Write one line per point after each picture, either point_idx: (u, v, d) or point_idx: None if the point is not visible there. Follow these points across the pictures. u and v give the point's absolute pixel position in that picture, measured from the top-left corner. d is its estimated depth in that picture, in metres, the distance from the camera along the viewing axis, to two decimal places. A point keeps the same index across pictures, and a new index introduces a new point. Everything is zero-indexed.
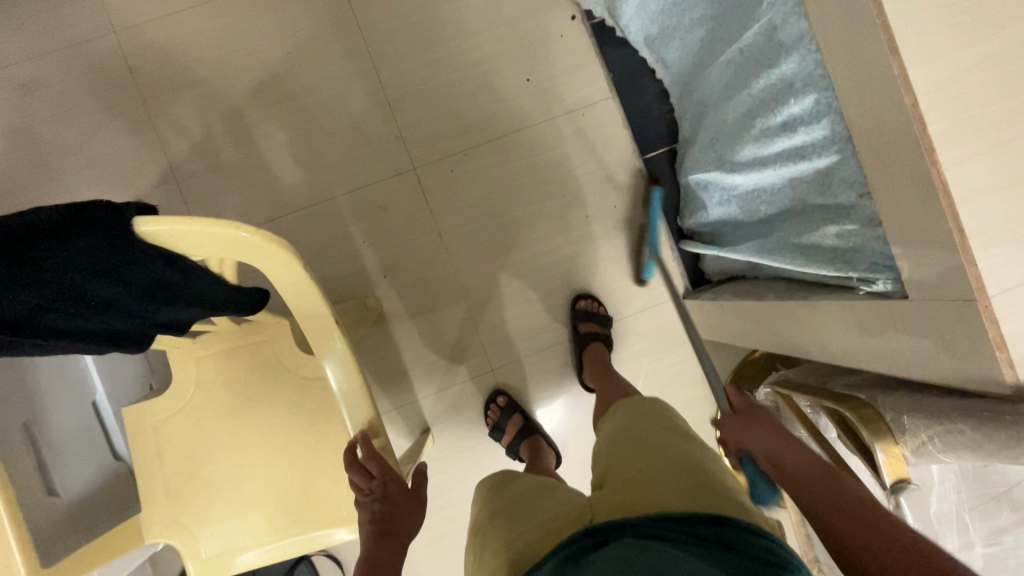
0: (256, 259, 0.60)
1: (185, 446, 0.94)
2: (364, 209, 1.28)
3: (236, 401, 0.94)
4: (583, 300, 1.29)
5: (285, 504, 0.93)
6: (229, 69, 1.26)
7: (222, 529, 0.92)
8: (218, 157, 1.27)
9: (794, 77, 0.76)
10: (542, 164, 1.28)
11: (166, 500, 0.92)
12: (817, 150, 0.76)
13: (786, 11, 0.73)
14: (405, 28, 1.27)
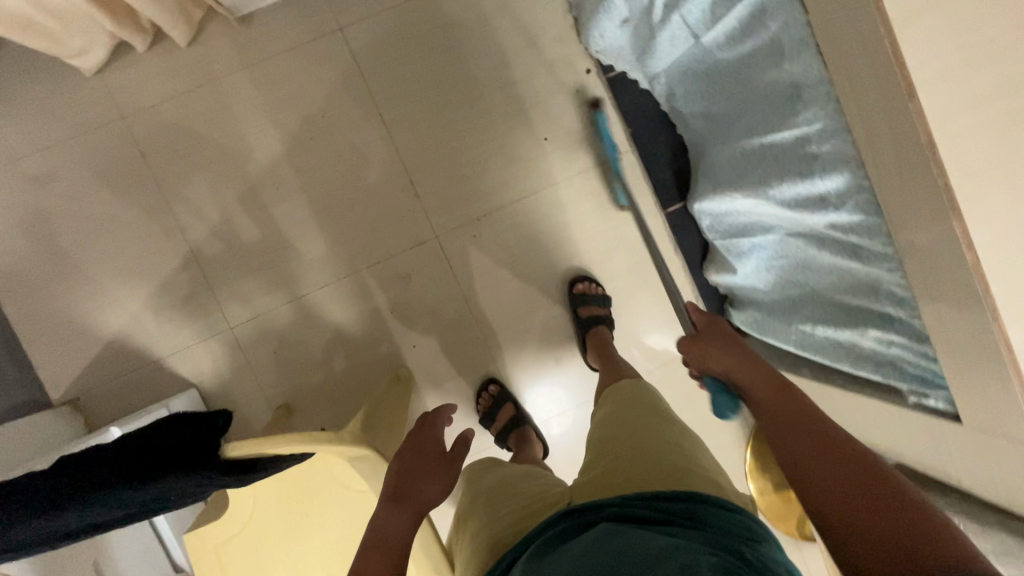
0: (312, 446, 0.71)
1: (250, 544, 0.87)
2: (388, 279, 1.27)
3: (301, 501, 0.87)
4: (581, 283, 1.29)
5: None
6: (244, 147, 1.23)
7: None
8: (238, 238, 1.23)
9: (829, 193, 0.76)
10: (563, 222, 1.30)
11: None
12: (862, 261, 0.77)
13: (827, 129, 0.73)
14: (420, 95, 1.26)
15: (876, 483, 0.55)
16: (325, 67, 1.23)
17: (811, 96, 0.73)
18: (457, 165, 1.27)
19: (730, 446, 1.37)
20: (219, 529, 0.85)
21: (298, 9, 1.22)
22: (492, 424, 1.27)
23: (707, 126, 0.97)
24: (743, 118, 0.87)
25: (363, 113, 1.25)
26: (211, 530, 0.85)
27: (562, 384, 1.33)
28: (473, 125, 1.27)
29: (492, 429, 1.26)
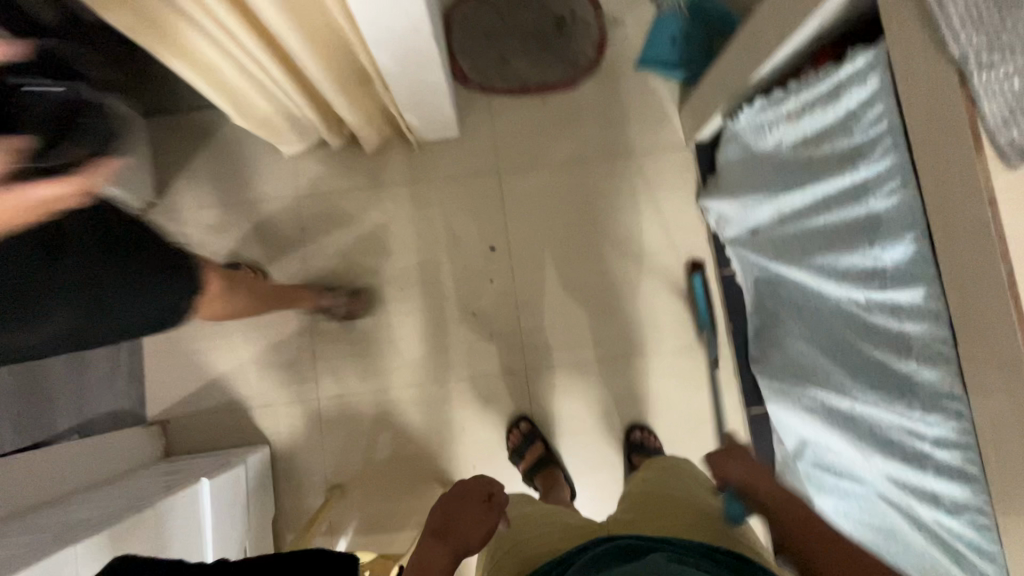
0: None
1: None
2: (469, 397, 1.34)
3: None
4: (638, 431, 1.31)
5: None
6: (385, 248, 1.38)
7: None
8: (352, 321, 1.36)
9: (935, 468, 0.74)
10: (645, 390, 1.34)
11: None
12: (961, 547, 0.73)
13: (931, 411, 0.73)
14: (549, 244, 1.39)
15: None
16: (475, 200, 1.40)
17: (921, 393, 0.75)
18: (565, 313, 1.37)
19: None
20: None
21: (467, 149, 1.41)
22: (520, 462, 1.28)
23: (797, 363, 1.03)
24: (849, 376, 0.90)
25: (494, 246, 1.38)
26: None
27: None
28: (588, 281, 1.38)
29: (520, 467, 1.27)
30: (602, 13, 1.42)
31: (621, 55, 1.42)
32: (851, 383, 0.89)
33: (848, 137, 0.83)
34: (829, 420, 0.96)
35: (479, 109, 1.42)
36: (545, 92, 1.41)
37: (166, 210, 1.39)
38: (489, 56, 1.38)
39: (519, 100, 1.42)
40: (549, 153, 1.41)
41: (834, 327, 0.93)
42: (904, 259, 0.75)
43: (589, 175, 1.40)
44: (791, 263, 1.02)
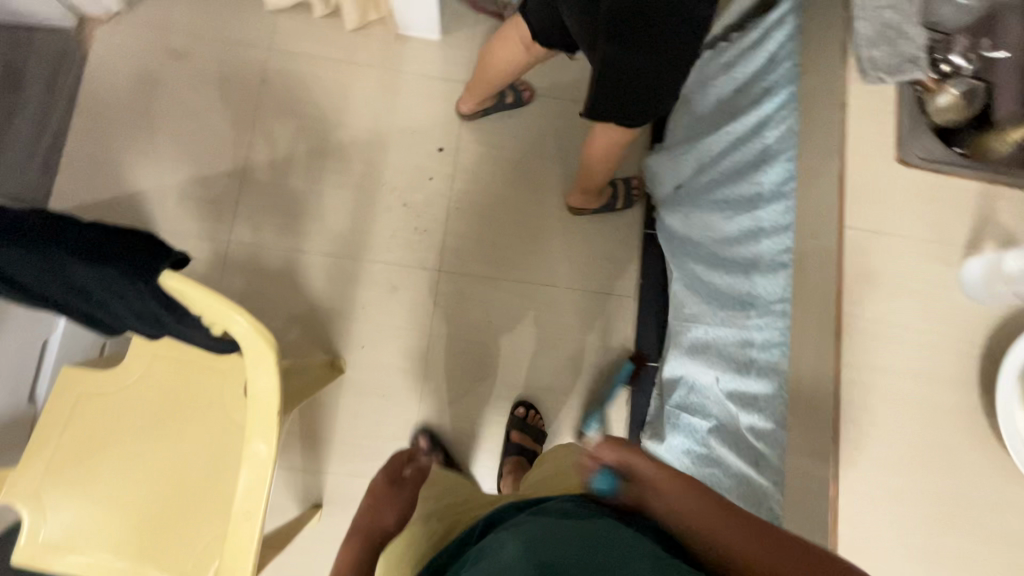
0: (202, 375, 0.88)
1: (95, 422, 0.85)
2: (378, 280, 1.36)
3: (184, 401, 0.87)
4: (523, 407, 1.32)
5: (138, 524, 0.82)
6: (337, 121, 1.40)
7: (73, 514, 0.82)
8: (286, 177, 1.37)
9: (753, 368, 0.81)
10: (546, 319, 1.39)
11: (47, 463, 0.83)
12: (753, 442, 0.80)
13: (764, 315, 0.80)
14: (495, 163, 1.44)
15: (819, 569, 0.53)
16: (438, 102, 1.44)
17: (761, 299, 0.82)
18: (492, 229, 1.41)
19: None
20: (96, 373, 0.87)
21: (444, 54, 1.46)
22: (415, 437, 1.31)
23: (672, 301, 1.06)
24: (705, 299, 0.95)
25: (441, 149, 1.42)
26: (76, 379, 0.87)
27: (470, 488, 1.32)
28: (522, 207, 1.43)
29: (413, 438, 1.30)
30: None
31: None
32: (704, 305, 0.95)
33: (767, 77, 0.91)
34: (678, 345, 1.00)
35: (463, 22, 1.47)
36: None
37: (134, 23, 1.39)
38: None
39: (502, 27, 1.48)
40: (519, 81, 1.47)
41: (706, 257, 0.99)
42: (779, 180, 0.84)
43: (550, 110, 1.47)
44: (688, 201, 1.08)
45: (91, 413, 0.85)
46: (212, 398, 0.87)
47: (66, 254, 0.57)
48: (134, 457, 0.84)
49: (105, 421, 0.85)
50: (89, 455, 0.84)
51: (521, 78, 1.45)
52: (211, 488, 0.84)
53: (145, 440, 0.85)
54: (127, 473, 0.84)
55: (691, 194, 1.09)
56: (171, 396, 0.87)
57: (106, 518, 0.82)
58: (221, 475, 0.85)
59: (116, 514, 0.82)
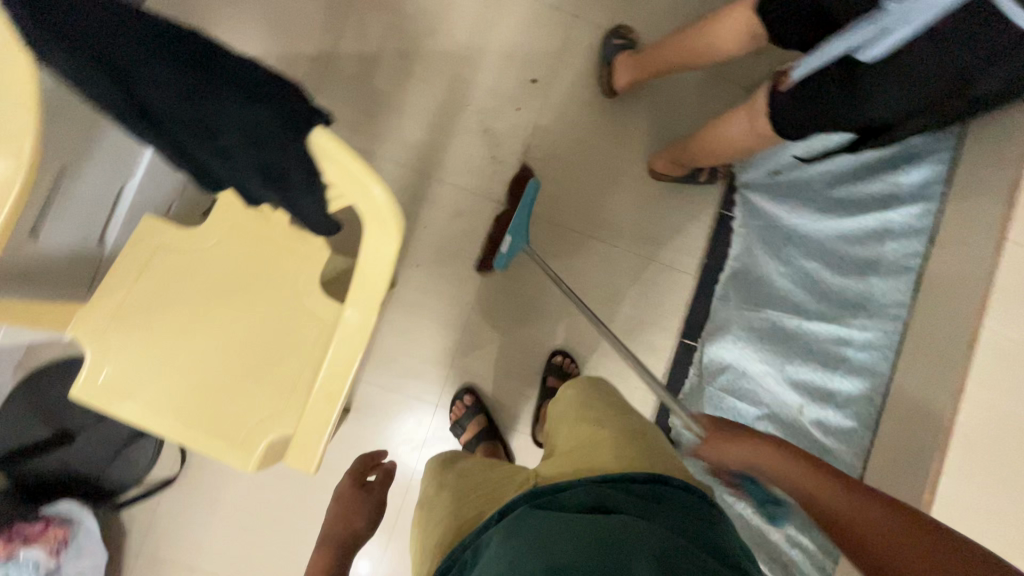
0: (279, 251, 0.85)
1: (180, 280, 0.83)
2: (444, 203, 1.31)
3: (259, 273, 0.85)
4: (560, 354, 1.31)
5: (198, 385, 0.82)
6: (433, 26, 1.32)
7: (135, 361, 0.81)
8: (370, 75, 1.30)
9: (851, 372, 0.95)
10: (603, 279, 1.34)
11: (114, 306, 0.80)
12: (828, 429, 0.95)
13: (876, 331, 0.93)
14: (586, 106, 1.35)
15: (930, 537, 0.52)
16: (540, 31, 1.35)
17: (874, 316, 0.94)
18: (569, 174, 1.34)
19: None
20: (190, 232, 0.84)
21: None
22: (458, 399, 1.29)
23: (764, 292, 1.15)
24: (808, 302, 1.06)
25: (535, 79, 1.34)
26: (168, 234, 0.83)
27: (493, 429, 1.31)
28: (604, 158, 1.35)
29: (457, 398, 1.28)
30: None
31: None
32: (805, 306, 1.06)
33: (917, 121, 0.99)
34: (763, 334, 1.10)
35: None
36: None
37: None
38: None
39: None
40: (628, 24, 1.37)
41: (812, 262, 1.09)
42: (912, 218, 0.94)
43: None
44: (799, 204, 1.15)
45: (178, 270, 0.83)
46: (302, 288, 0.85)
47: (221, 90, 0.53)
48: (212, 325, 0.83)
49: (191, 282, 0.83)
50: (167, 311, 0.82)
51: (626, 25, 1.35)
52: (276, 363, 0.84)
53: (227, 312, 0.83)
54: (202, 338, 0.82)
55: (801, 198, 1.15)
56: (261, 276, 0.85)
57: (164, 379, 0.81)
58: (288, 353, 0.84)
59: (183, 374, 0.82)
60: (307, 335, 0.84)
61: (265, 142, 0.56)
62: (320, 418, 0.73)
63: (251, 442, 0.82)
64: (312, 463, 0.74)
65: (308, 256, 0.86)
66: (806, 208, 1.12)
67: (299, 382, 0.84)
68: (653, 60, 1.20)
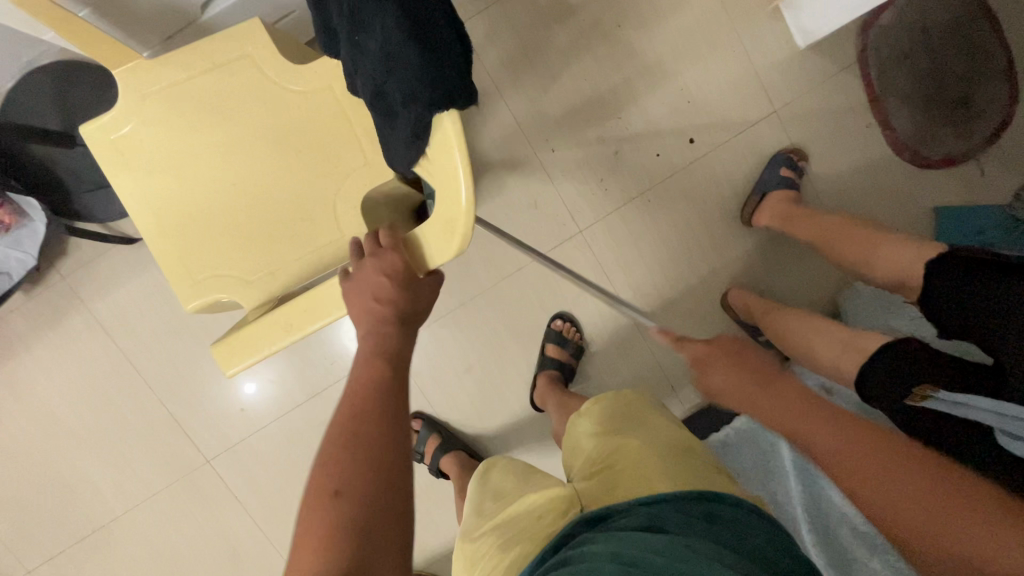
0: (353, 143, 0.78)
1: (244, 97, 0.75)
2: (528, 185, 1.21)
3: (319, 151, 0.77)
4: (559, 322, 1.23)
5: (198, 200, 0.76)
6: (645, 21, 1.18)
7: (157, 141, 0.74)
8: (553, 20, 1.17)
9: None
10: (607, 354, 1.26)
11: (171, 81, 0.73)
12: None
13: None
14: (717, 199, 1.23)
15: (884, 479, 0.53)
16: (735, 98, 1.20)
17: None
18: (651, 248, 1.24)
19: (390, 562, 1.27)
20: (283, 64, 0.75)
21: (789, 63, 1.19)
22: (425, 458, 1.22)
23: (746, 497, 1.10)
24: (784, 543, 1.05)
25: (692, 138, 1.21)
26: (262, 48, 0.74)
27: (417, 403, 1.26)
28: (692, 257, 1.24)
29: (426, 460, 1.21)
30: (997, 144, 1.20)
31: (955, 184, 1.22)
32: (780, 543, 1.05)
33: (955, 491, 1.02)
34: None
35: (837, 54, 1.20)
36: (879, 125, 1.21)
37: None
38: (896, 46, 1.19)
39: (860, 96, 1.21)
40: (817, 156, 1.22)
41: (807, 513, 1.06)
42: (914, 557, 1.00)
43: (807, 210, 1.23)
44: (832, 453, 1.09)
45: (251, 93, 0.75)
46: (346, 187, 0.78)
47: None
48: (244, 159, 0.76)
49: (254, 112, 0.75)
50: (213, 117, 0.75)
51: (805, 151, 1.21)
52: (274, 237, 0.78)
53: (266, 157, 0.77)
54: (228, 165, 0.76)
55: None
56: (318, 148, 0.77)
57: (171, 174, 0.76)
58: (290, 237, 0.78)
59: (186, 184, 0.76)
60: (320, 238, 0.79)
61: (399, 75, 0.47)
62: (264, 332, 0.65)
63: (205, 286, 0.78)
64: (233, 367, 0.65)
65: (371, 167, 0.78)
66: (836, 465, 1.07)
67: (283, 266, 0.79)
68: (806, 221, 1.09)
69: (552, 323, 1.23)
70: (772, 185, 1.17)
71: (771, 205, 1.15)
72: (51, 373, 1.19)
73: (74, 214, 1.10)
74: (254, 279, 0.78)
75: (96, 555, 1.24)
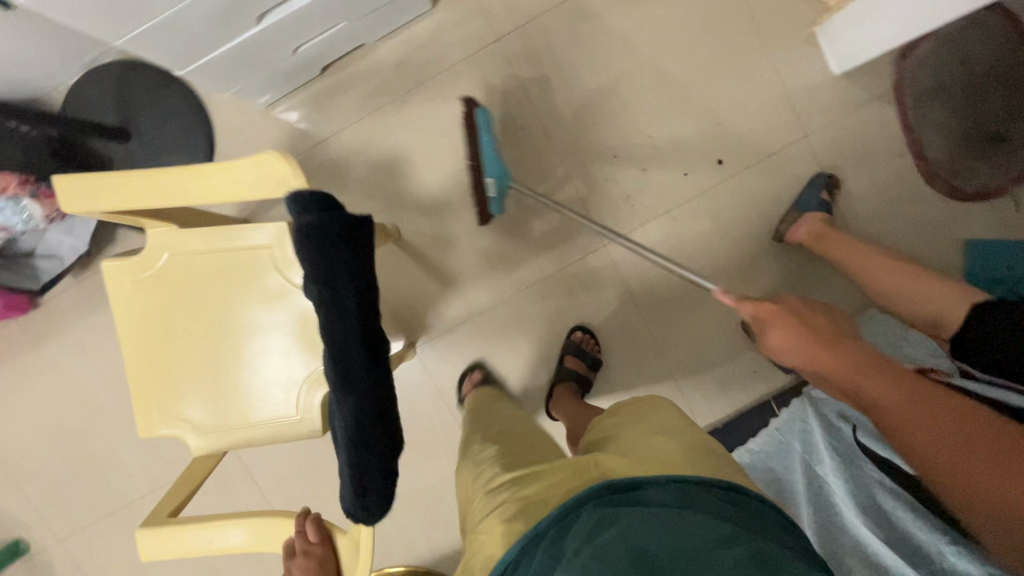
0: None
1: (234, 283, 0.85)
2: (556, 198, 1.23)
3: (292, 302, 0.86)
4: (580, 333, 1.25)
5: (187, 357, 0.86)
6: (681, 44, 1.19)
7: (156, 307, 0.85)
8: (590, 38, 1.19)
9: None
10: (626, 367, 1.28)
11: (170, 258, 0.84)
12: None
13: None
14: (744, 220, 1.23)
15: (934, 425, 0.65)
16: (767, 121, 1.21)
17: None
18: (674, 267, 1.24)
19: (400, 557, 1.30)
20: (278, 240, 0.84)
21: (824, 88, 1.20)
22: None
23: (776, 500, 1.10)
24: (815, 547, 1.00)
25: (721, 160, 1.22)
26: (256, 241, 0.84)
27: (436, 401, 1.28)
28: (714, 278, 1.24)
29: None
30: None
31: (990, 218, 1.20)
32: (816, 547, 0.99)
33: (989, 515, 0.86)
34: None
35: (872, 83, 1.20)
36: (913, 154, 1.20)
37: None
38: (934, 77, 1.18)
39: (893, 124, 1.21)
40: (847, 182, 1.22)
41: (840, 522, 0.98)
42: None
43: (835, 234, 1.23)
44: (848, 459, 1.02)
45: (237, 257, 0.85)
46: (303, 352, 0.86)
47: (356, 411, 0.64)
48: (219, 333, 0.86)
49: (237, 273, 0.85)
50: (204, 290, 0.85)
51: (836, 175, 1.20)
52: (250, 377, 0.86)
53: (238, 337, 0.86)
54: (207, 332, 0.86)
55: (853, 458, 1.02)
56: (279, 344, 0.86)
57: (164, 333, 0.86)
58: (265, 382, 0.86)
59: (176, 342, 0.86)
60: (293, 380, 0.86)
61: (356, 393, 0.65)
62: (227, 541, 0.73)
63: (150, 425, 0.87)
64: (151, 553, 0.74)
65: (317, 380, 0.86)
66: (855, 473, 1.00)
67: (219, 429, 0.86)
68: (842, 245, 1.08)
69: (571, 332, 1.25)
70: (813, 207, 1.16)
71: (804, 228, 1.13)
72: (92, 354, 1.25)
73: (122, 203, 1.16)
74: (229, 424, 0.87)
75: (123, 532, 1.29)
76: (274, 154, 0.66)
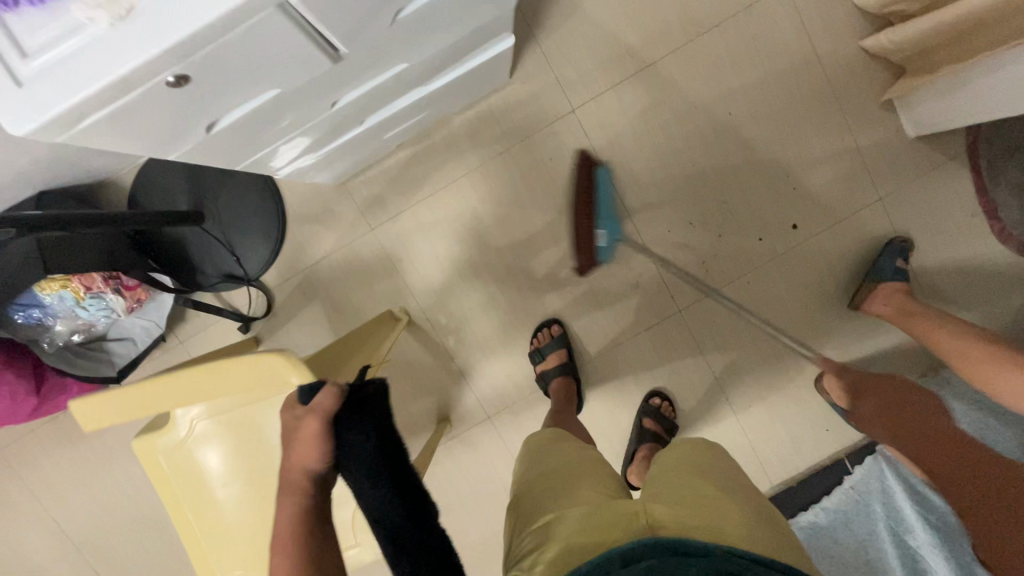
0: None
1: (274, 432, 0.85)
2: (628, 264, 1.23)
3: None
4: (656, 398, 1.25)
5: (237, 508, 0.86)
6: (755, 110, 1.19)
7: (198, 464, 0.85)
8: (663, 109, 1.18)
9: None
10: (697, 428, 1.28)
11: (206, 416, 0.84)
12: None
13: None
14: (817, 283, 1.23)
15: (953, 456, 0.82)
16: (840, 184, 1.21)
17: None
18: (747, 329, 1.25)
19: None
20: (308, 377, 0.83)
21: (897, 151, 1.20)
22: None
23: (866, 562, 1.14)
24: None
25: (794, 225, 1.22)
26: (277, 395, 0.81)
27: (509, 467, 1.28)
28: (788, 339, 1.25)
29: None
30: None
31: None
32: None
33: None
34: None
35: (946, 144, 1.20)
36: (986, 216, 1.20)
37: None
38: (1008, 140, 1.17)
39: (968, 185, 1.20)
40: (919, 243, 1.22)
41: None
42: None
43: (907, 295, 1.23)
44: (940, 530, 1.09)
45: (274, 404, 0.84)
46: None
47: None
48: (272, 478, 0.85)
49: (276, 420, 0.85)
50: (239, 450, 0.85)
51: (907, 236, 1.21)
52: None
53: None
54: (257, 482, 0.85)
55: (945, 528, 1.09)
56: None
57: (211, 489, 0.86)
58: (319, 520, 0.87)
59: (223, 495, 0.86)
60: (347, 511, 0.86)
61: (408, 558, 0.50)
62: None
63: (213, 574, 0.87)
64: None
65: None
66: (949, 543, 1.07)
67: None
68: (920, 321, 1.08)
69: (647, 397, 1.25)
70: (889, 273, 1.16)
71: (883, 302, 1.14)
72: None
73: (196, 285, 1.15)
74: None
75: None
76: (280, 353, 0.65)
